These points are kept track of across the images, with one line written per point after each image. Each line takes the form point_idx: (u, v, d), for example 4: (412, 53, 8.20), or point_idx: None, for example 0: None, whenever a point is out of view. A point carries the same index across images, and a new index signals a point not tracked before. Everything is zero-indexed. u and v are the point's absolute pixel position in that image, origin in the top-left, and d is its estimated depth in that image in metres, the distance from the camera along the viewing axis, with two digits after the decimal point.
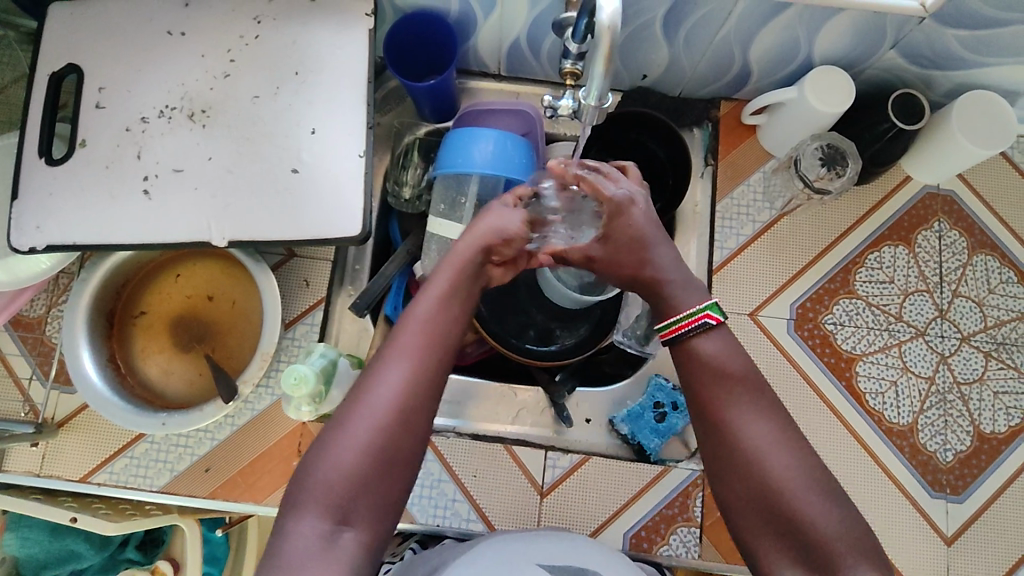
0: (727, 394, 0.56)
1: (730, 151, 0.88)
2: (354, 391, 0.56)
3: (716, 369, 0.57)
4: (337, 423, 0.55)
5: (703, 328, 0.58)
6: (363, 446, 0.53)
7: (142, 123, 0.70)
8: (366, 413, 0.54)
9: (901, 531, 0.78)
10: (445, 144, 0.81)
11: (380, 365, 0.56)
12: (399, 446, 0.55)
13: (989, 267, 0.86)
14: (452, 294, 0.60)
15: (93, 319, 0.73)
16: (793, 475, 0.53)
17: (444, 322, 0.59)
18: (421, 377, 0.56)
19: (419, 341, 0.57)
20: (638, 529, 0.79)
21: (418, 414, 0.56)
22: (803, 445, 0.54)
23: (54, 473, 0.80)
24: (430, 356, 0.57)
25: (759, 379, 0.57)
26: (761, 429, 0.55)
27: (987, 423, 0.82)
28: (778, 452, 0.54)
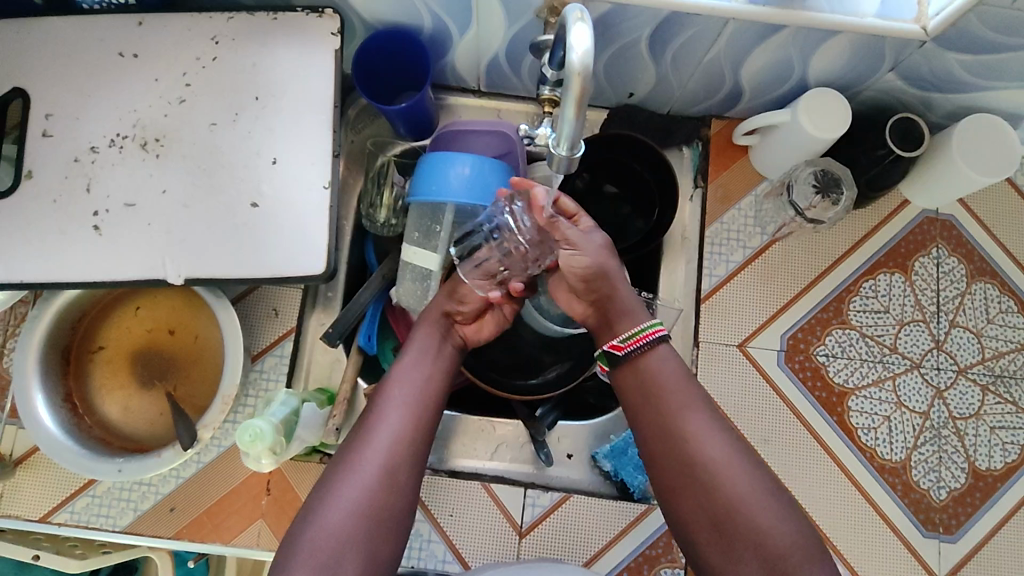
0: (686, 410, 0.63)
1: (719, 172, 0.84)
2: (343, 453, 0.63)
3: (675, 386, 0.64)
4: (329, 481, 0.61)
5: (661, 345, 0.66)
6: (356, 502, 0.59)
7: (92, 153, 0.66)
8: (354, 472, 0.61)
9: (893, 572, 0.76)
10: (419, 171, 0.76)
11: (368, 424, 0.64)
12: (388, 500, 0.61)
13: (988, 295, 0.82)
14: (428, 356, 0.70)
15: (47, 357, 0.70)
16: (742, 484, 0.59)
17: (420, 383, 0.68)
18: (404, 434, 0.64)
19: (401, 403, 0.66)
20: (620, 569, 0.76)
21: (403, 468, 0.63)
22: (749, 454, 0.62)
23: (11, 513, 0.76)
24: (411, 414, 0.65)
25: (704, 396, 0.65)
26: (717, 444, 0.61)
27: (982, 460, 0.79)
28: (731, 463, 0.60)
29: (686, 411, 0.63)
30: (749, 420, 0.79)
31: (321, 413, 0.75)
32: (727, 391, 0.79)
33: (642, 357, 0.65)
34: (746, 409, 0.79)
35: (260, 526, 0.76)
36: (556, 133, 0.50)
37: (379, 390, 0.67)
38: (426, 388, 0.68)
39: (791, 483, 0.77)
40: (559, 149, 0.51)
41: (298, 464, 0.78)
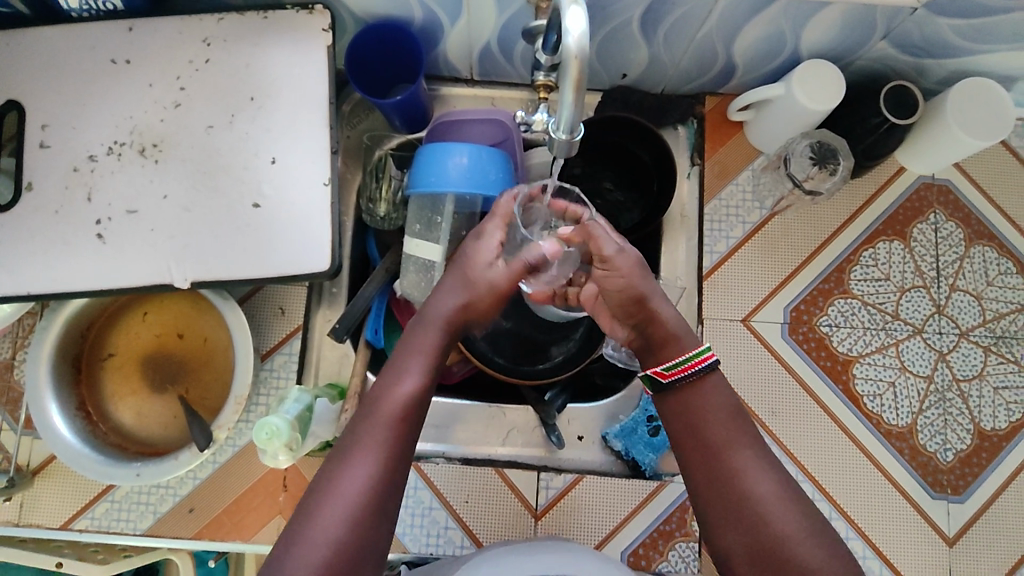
0: (736, 446, 0.58)
1: (716, 148, 0.85)
2: (322, 476, 0.56)
3: (727, 420, 0.59)
4: (306, 513, 0.54)
5: (709, 373, 0.61)
6: (332, 540, 0.52)
7: (91, 162, 0.66)
8: (335, 504, 0.53)
9: (902, 534, 0.77)
10: (417, 160, 0.76)
11: (351, 448, 0.56)
12: (369, 536, 0.54)
13: (987, 257, 0.83)
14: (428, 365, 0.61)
15: (58, 367, 0.70)
16: (793, 525, 0.55)
17: (416, 399, 0.59)
18: (393, 459, 0.56)
19: (389, 428, 0.57)
20: (636, 546, 0.77)
21: (388, 499, 0.55)
22: (800, 496, 0.57)
23: (32, 523, 0.77)
24: (402, 435, 0.57)
25: (752, 428, 0.60)
26: (767, 482, 0.57)
27: (987, 420, 0.80)
28: (783, 504, 0.56)
29: (737, 448, 0.58)
30: (755, 393, 0.80)
31: (333, 408, 0.76)
32: (732, 366, 0.81)
33: (682, 387, 0.61)
34: (752, 382, 0.80)
35: (279, 522, 0.77)
36: (556, 118, 0.50)
37: (370, 404, 0.59)
38: (420, 404, 0.59)
39: (799, 452, 0.79)
40: (560, 134, 0.50)
41: (313, 460, 0.79)
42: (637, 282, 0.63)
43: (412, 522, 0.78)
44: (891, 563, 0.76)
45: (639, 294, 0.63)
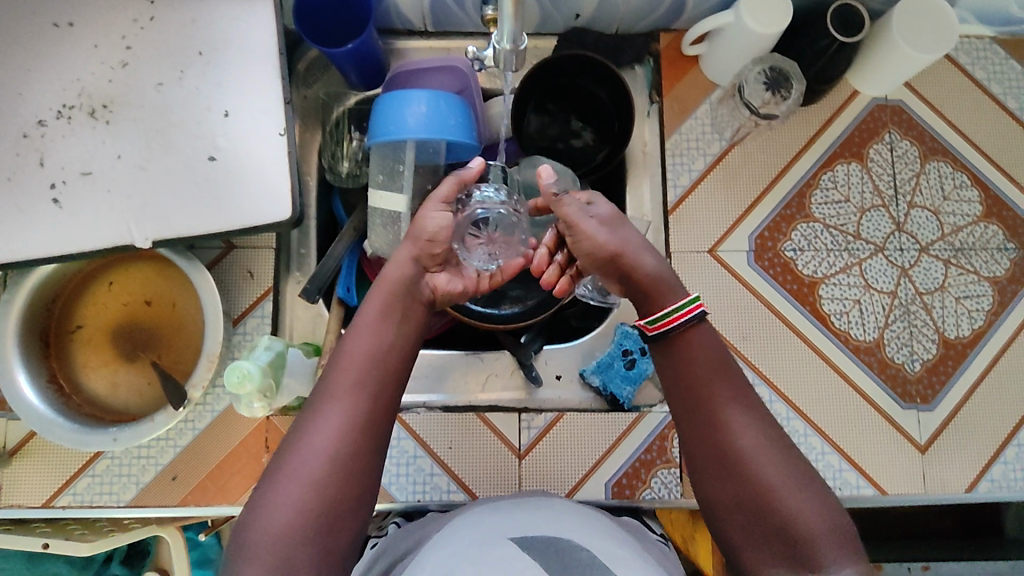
0: (724, 398, 0.60)
1: (673, 85, 0.86)
2: (290, 438, 0.59)
3: (714, 373, 0.61)
4: (275, 471, 0.57)
5: (695, 329, 0.62)
6: (300, 494, 0.55)
7: (40, 127, 0.65)
8: (302, 454, 0.57)
9: (876, 444, 0.79)
10: (376, 111, 0.76)
11: (316, 409, 0.59)
12: (339, 487, 0.56)
13: (942, 173, 0.85)
14: (385, 324, 0.64)
15: (26, 340, 0.69)
16: (776, 475, 0.57)
17: (375, 355, 0.62)
18: (359, 409, 0.59)
19: (353, 380, 0.60)
20: (619, 476, 0.78)
21: (357, 452, 0.58)
22: (788, 447, 0.59)
23: (15, 503, 0.77)
24: (370, 388, 0.60)
25: (742, 380, 0.62)
26: (754, 434, 0.59)
27: (951, 330, 0.82)
28: (769, 453, 0.58)
29: (728, 400, 0.60)
30: (726, 319, 0.81)
31: (308, 362, 0.76)
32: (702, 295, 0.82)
33: (674, 341, 0.62)
34: (722, 309, 0.82)
35: None
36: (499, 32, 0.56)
37: (332, 366, 0.62)
38: (380, 360, 0.62)
39: (772, 374, 0.80)
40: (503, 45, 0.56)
41: (292, 418, 0.78)
42: (608, 242, 0.66)
43: (398, 472, 0.78)
44: (867, 473, 0.79)
45: (616, 250, 0.66)
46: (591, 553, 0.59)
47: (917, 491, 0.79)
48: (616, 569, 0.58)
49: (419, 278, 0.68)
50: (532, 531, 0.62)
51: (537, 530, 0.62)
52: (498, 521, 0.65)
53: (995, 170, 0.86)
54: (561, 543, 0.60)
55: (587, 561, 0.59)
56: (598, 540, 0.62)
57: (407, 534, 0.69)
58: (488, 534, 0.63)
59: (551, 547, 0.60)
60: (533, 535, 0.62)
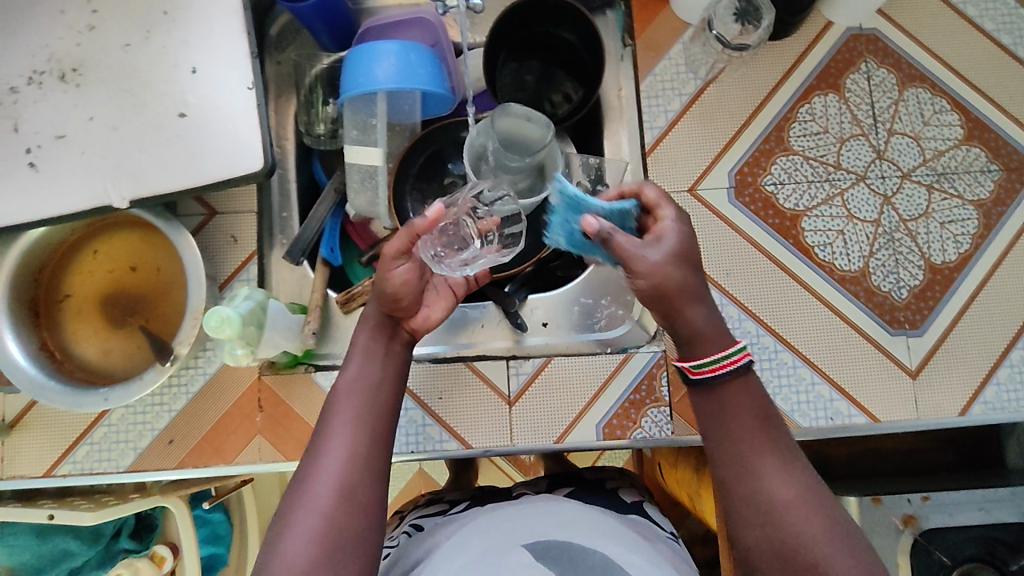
0: (759, 445, 0.56)
1: (645, 28, 0.85)
2: (296, 478, 0.56)
3: (751, 420, 0.57)
4: (283, 515, 0.54)
5: (735, 374, 0.58)
6: (312, 532, 0.53)
7: (13, 93, 0.66)
8: (308, 495, 0.54)
9: (866, 372, 0.79)
10: (346, 66, 0.76)
11: (320, 446, 0.57)
12: (349, 523, 0.54)
13: (921, 98, 0.84)
14: (375, 357, 0.64)
15: (15, 308, 0.70)
16: (815, 525, 0.52)
17: (370, 389, 0.61)
18: (362, 447, 0.57)
19: (353, 419, 0.59)
20: (609, 418, 0.78)
21: (364, 484, 0.56)
22: (822, 495, 0.54)
23: (16, 474, 0.78)
24: (370, 429, 0.59)
25: (777, 424, 0.57)
26: (794, 483, 0.54)
27: (937, 255, 0.81)
28: (810, 507, 0.53)
29: (774, 449, 0.56)
30: (709, 256, 0.81)
31: (295, 319, 0.77)
32: None
33: (711, 389, 0.58)
34: (705, 247, 0.81)
35: (259, 442, 0.78)
36: None
37: (329, 405, 0.60)
38: (376, 393, 0.61)
39: (757, 309, 0.80)
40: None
41: (284, 377, 0.79)
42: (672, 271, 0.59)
43: None
44: (858, 401, 0.78)
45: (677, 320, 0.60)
46: (603, 556, 0.58)
47: (910, 417, 0.78)
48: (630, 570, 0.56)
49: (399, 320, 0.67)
50: (544, 536, 0.60)
51: (548, 535, 0.60)
52: (505, 525, 0.62)
53: (975, 93, 0.85)
54: (574, 548, 0.58)
55: (601, 568, 0.56)
56: (612, 544, 0.59)
57: (419, 542, 0.68)
58: (500, 540, 0.60)
59: (564, 555, 0.57)
60: (544, 540, 0.59)
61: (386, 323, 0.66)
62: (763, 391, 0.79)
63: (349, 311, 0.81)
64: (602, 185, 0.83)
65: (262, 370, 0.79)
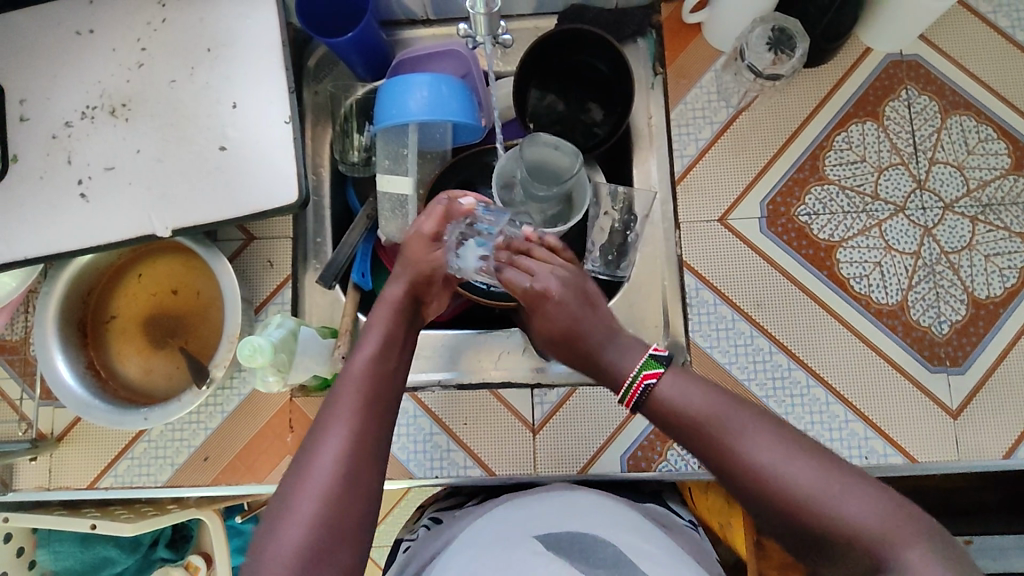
0: (737, 428, 0.53)
1: (676, 55, 0.85)
2: (299, 460, 0.56)
3: (713, 403, 0.54)
4: (285, 495, 0.55)
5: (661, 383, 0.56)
6: (311, 513, 0.53)
7: (67, 127, 0.70)
8: (313, 475, 0.54)
9: (904, 411, 0.76)
10: (380, 97, 0.79)
11: (324, 428, 0.57)
12: (348, 507, 0.54)
13: (965, 127, 0.82)
14: (387, 346, 0.64)
15: (64, 329, 0.74)
16: (815, 483, 0.49)
17: (378, 379, 0.61)
18: (365, 430, 0.58)
19: (357, 399, 0.59)
20: (634, 449, 0.78)
21: (364, 472, 0.56)
22: (810, 444, 0.52)
23: (62, 484, 0.81)
24: (374, 413, 0.59)
25: (734, 399, 0.55)
26: (772, 450, 0.51)
27: (981, 289, 0.78)
28: (798, 463, 0.50)
29: (732, 429, 0.53)
30: (740, 287, 0.80)
31: (325, 343, 0.78)
32: (714, 264, 0.81)
33: (646, 403, 0.57)
34: (735, 278, 0.80)
35: (290, 461, 0.80)
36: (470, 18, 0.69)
37: (336, 388, 0.60)
38: (384, 383, 0.61)
39: (790, 342, 0.78)
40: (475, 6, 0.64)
41: (315, 400, 0.81)
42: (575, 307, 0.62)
43: (415, 449, 0.80)
44: (895, 441, 0.76)
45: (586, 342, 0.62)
46: (616, 549, 0.57)
47: (950, 458, 0.75)
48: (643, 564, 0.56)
49: (416, 304, 0.68)
50: (558, 527, 0.60)
51: (562, 526, 0.60)
52: (519, 518, 0.63)
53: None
54: (588, 540, 0.58)
55: (613, 559, 0.56)
56: (623, 532, 0.60)
57: (437, 536, 0.69)
58: (512, 535, 0.60)
59: (577, 544, 0.58)
60: (558, 531, 0.59)
61: (406, 307, 0.67)
62: (794, 427, 0.77)
63: None
64: (631, 215, 0.83)
65: (293, 393, 0.81)
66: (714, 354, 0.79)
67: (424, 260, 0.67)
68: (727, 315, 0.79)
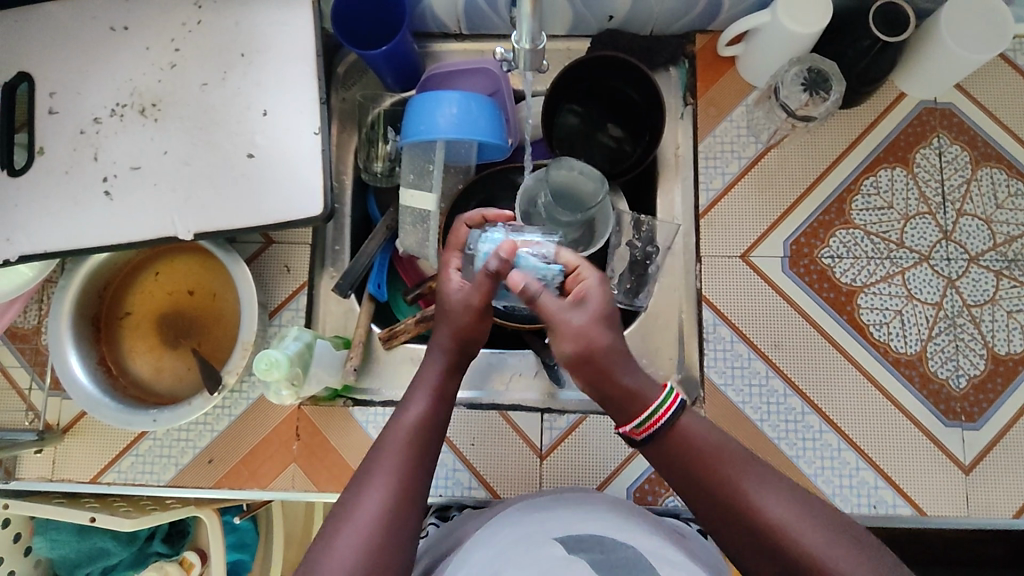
0: (740, 476, 0.55)
1: (708, 87, 0.84)
2: (340, 508, 0.55)
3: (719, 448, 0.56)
4: (320, 548, 0.53)
5: (683, 416, 0.57)
6: (348, 573, 0.52)
7: (96, 124, 0.70)
8: (351, 532, 0.53)
9: (916, 462, 0.76)
10: (409, 111, 0.78)
11: (369, 477, 0.56)
12: (387, 563, 0.53)
13: (996, 179, 0.81)
14: (438, 399, 0.62)
15: (79, 324, 0.74)
16: (814, 538, 0.51)
17: (426, 434, 0.59)
18: (409, 488, 0.56)
19: (403, 455, 0.57)
20: (641, 482, 0.78)
21: (405, 527, 0.55)
22: (811, 501, 0.54)
23: (65, 477, 0.81)
24: (417, 469, 0.58)
25: (738, 448, 0.57)
26: (776, 500, 0.53)
27: (1001, 345, 0.78)
28: (801, 520, 0.52)
29: (735, 477, 0.55)
30: (758, 326, 0.79)
31: (337, 355, 0.78)
32: (732, 301, 0.80)
33: (661, 437, 0.57)
34: (753, 317, 0.80)
35: (294, 469, 0.79)
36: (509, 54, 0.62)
37: (383, 438, 0.59)
38: (432, 437, 0.60)
39: (804, 385, 0.78)
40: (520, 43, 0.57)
41: (323, 409, 0.80)
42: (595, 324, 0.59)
43: None
44: (905, 492, 0.75)
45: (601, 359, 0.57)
46: (637, 551, 0.57)
47: (959, 514, 0.75)
48: (662, 569, 0.56)
49: (469, 353, 0.64)
50: (578, 529, 0.60)
51: (582, 529, 0.60)
52: (536, 518, 0.64)
53: None
54: (608, 542, 0.58)
55: (632, 560, 0.56)
56: (644, 540, 0.60)
57: (449, 532, 0.70)
58: (526, 536, 0.61)
59: (598, 547, 0.57)
60: (579, 534, 0.60)
61: (462, 357, 0.64)
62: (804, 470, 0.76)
63: (391, 347, 0.83)
64: (652, 245, 0.83)
65: (301, 400, 0.81)
66: (728, 391, 0.78)
67: (457, 302, 0.62)
68: (742, 353, 0.79)
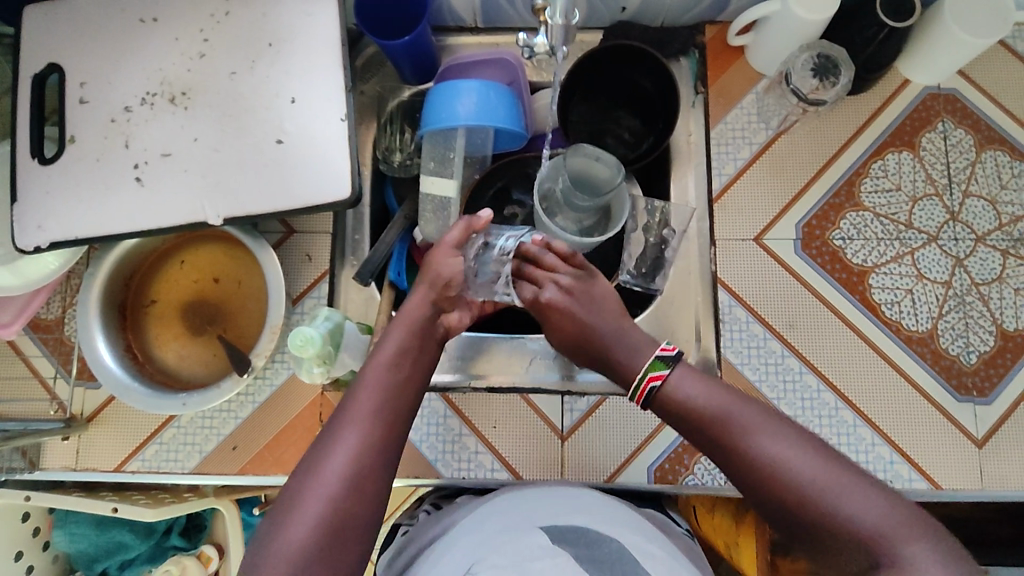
0: (744, 420, 0.58)
1: (718, 76, 0.86)
2: (306, 464, 0.58)
3: (722, 398, 0.60)
4: (293, 493, 0.57)
5: (675, 375, 0.63)
6: (318, 513, 0.55)
7: (126, 112, 0.71)
8: (321, 475, 0.57)
9: (930, 438, 0.77)
10: (428, 101, 0.80)
11: (336, 432, 0.59)
12: (351, 511, 0.56)
13: (1000, 162, 0.83)
14: (401, 356, 0.65)
15: (105, 310, 0.75)
16: (819, 478, 0.53)
17: (392, 389, 0.63)
18: (376, 435, 0.60)
19: (369, 407, 0.61)
20: (661, 461, 0.79)
21: (372, 481, 0.58)
22: (818, 442, 0.56)
23: (89, 466, 0.81)
24: (386, 419, 0.61)
25: (744, 397, 0.60)
26: (781, 444, 0.56)
27: (1009, 322, 0.80)
28: (801, 458, 0.55)
29: (739, 422, 0.58)
30: (773, 307, 0.81)
31: (362, 339, 0.79)
32: (748, 282, 0.82)
33: (664, 395, 0.63)
34: (768, 298, 0.81)
35: None
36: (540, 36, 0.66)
37: (352, 392, 0.63)
38: (398, 391, 0.63)
39: (819, 363, 0.80)
40: (556, 20, 0.60)
41: (346, 395, 0.81)
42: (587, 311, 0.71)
43: (444, 449, 0.80)
44: (920, 467, 0.77)
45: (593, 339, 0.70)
46: (620, 545, 0.59)
47: (974, 488, 0.76)
48: (646, 562, 0.58)
49: (435, 318, 0.69)
50: (565, 521, 0.61)
51: (567, 521, 0.61)
52: (537, 508, 0.65)
53: None
54: (592, 535, 0.60)
55: (616, 554, 0.58)
56: (630, 535, 0.61)
57: (436, 520, 0.71)
58: (520, 521, 0.62)
59: (581, 539, 0.59)
60: (563, 526, 0.61)
61: (424, 319, 0.68)
62: None
63: None
64: (667, 229, 0.85)
65: (324, 386, 0.81)
66: (744, 370, 0.80)
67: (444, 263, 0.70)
68: (758, 333, 0.81)
